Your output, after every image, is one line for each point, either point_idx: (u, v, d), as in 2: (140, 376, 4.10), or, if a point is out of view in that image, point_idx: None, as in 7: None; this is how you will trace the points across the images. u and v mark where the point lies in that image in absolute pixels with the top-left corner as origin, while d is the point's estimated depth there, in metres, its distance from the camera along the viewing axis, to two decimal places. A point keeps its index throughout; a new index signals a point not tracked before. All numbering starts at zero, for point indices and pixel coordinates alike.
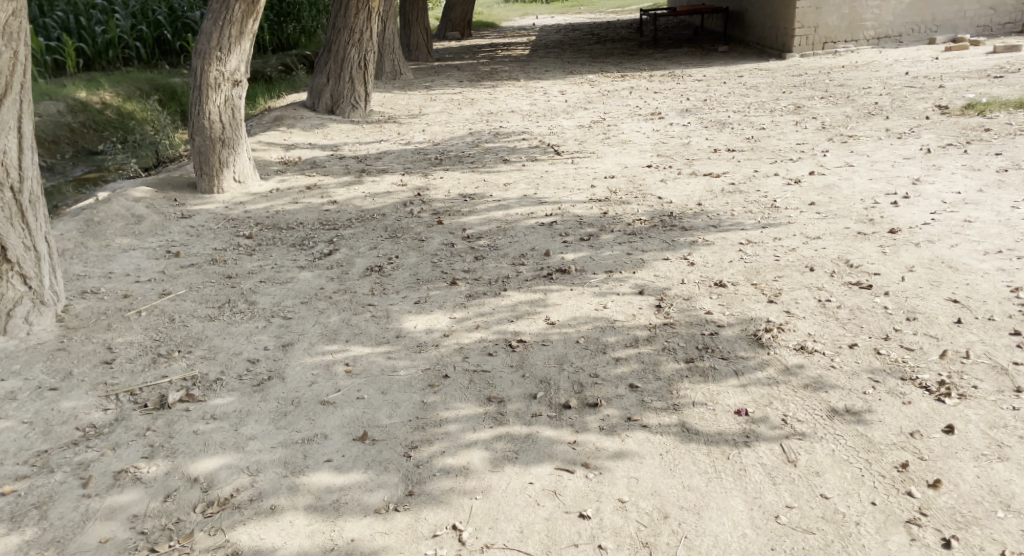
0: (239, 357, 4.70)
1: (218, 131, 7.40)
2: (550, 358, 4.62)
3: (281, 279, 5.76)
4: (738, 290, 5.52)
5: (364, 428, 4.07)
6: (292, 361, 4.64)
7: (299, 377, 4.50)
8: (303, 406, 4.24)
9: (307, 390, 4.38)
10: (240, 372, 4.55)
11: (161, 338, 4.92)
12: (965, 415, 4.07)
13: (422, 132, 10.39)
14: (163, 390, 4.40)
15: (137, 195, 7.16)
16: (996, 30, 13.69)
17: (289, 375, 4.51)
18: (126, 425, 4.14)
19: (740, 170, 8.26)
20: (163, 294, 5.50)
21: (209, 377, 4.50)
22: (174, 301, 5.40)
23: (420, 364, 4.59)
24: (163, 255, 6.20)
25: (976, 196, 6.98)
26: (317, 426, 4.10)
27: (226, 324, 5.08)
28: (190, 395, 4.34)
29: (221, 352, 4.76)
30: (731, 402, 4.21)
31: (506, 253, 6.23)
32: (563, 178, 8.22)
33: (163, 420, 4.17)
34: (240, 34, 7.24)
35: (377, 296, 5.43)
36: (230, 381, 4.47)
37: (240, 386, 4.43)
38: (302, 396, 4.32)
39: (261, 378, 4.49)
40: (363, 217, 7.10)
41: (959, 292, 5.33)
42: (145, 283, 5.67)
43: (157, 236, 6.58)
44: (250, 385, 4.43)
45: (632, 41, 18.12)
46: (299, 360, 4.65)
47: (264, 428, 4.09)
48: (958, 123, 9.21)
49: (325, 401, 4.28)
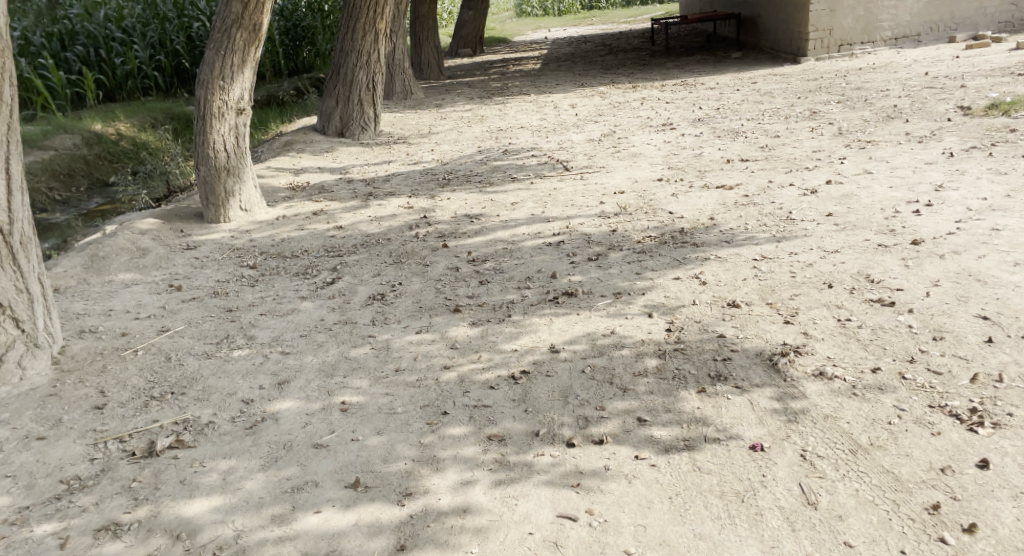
0: (233, 398, 4.51)
1: (223, 160, 7.25)
2: (554, 391, 4.40)
3: (282, 310, 5.55)
4: (753, 310, 5.29)
5: (357, 474, 3.88)
6: (287, 401, 4.45)
7: (294, 418, 4.30)
8: (295, 451, 4.05)
9: (300, 432, 4.19)
10: (233, 415, 4.37)
11: (156, 379, 4.74)
12: (1000, 447, 3.82)
13: (431, 152, 10.23)
14: (153, 436, 4.24)
15: (141, 228, 7.02)
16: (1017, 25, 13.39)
17: (283, 416, 4.32)
18: (112, 476, 3.98)
19: (755, 181, 8.02)
20: (161, 330, 5.31)
21: (200, 421, 4.33)
22: (172, 337, 5.20)
23: (419, 400, 4.39)
24: (164, 288, 6.02)
25: (1003, 202, 6.72)
26: (308, 472, 3.90)
27: (223, 362, 4.88)
28: (179, 442, 4.16)
29: (215, 393, 4.57)
30: (746, 436, 3.97)
31: (512, 276, 6.04)
32: (572, 195, 8.02)
33: (150, 470, 4.01)
34: (243, 63, 7.10)
35: (378, 326, 5.22)
36: (222, 424, 4.30)
37: (232, 429, 4.25)
38: (296, 440, 4.13)
39: (254, 420, 4.30)
40: (368, 243, 6.93)
41: (989, 308, 5.07)
42: (143, 319, 5.49)
43: (160, 269, 6.42)
44: (241, 428, 4.25)
45: (643, 51, 17.91)
46: (293, 400, 4.46)
47: (253, 477, 3.90)
48: (981, 124, 8.93)
49: (318, 444, 4.09)
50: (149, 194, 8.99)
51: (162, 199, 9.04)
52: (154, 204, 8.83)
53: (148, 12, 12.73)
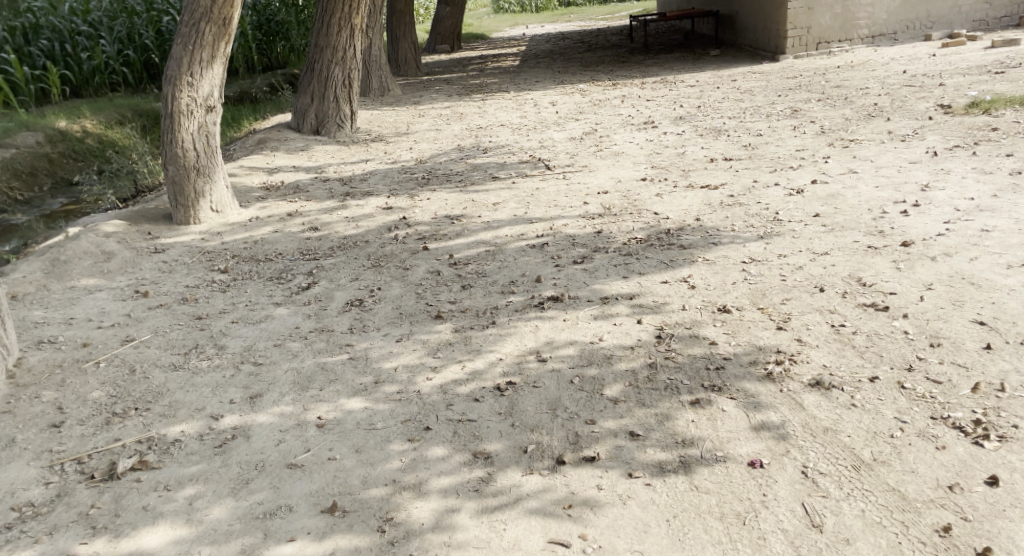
0: (201, 414, 4.27)
1: (192, 160, 7.00)
2: (542, 403, 4.20)
3: (254, 318, 5.31)
4: (745, 316, 5.11)
5: (334, 497, 3.66)
6: (259, 417, 4.21)
7: (266, 436, 4.07)
8: (268, 471, 3.83)
9: (273, 451, 3.96)
10: (201, 432, 4.13)
11: (119, 393, 4.49)
12: (1008, 463, 3.68)
13: (409, 150, 10.00)
14: (114, 456, 4.00)
15: (107, 230, 6.74)
16: (992, 24, 13.36)
17: (255, 433, 4.09)
18: (69, 502, 3.74)
19: (740, 180, 7.86)
20: (125, 340, 5.04)
21: (166, 440, 4.09)
22: (137, 348, 4.95)
23: (401, 414, 4.17)
24: (130, 295, 5.75)
25: (991, 202, 6.60)
26: (282, 495, 3.69)
27: (191, 375, 4.63)
28: (142, 463, 3.93)
29: (181, 408, 4.32)
30: (744, 452, 3.80)
31: (495, 280, 5.83)
32: (555, 195, 7.83)
33: (110, 495, 3.77)
34: (212, 58, 6.85)
35: (356, 334, 4.99)
36: (189, 442, 4.06)
37: (200, 448, 4.02)
38: (268, 459, 3.91)
39: (224, 438, 4.07)
40: (345, 245, 6.70)
41: (985, 313, 4.92)
42: (106, 328, 5.22)
43: (126, 274, 6.15)
44: (210, 447, 4.01)
45: (622, 48, 17.74)
46: (265, 415, 4.23)
47: (222, 502, 3.68)
48: (963, 123, 8.83)
49: (292, 464, 3.86)
50: (116, 195, 8.70)
51: (129, 200, 8.74)
52: (121, 204, 8.54)
53: (116, 5, 12.39)
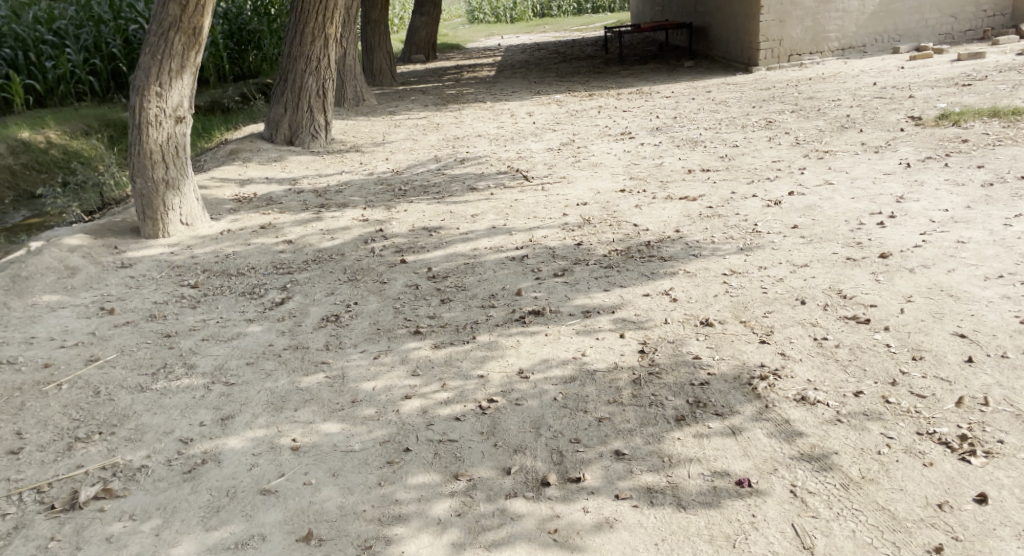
0: (169, 438, 4.13)
1: (161, 172, 6.86)
2: (525, 422, 4.11)
3: (225, 335, 5.16)
4: (727, 329, 5.06)
5: (310, 524, 3.55)
6: (231, 440, 4.08)
7: (238, 460, 3.94)
8: (240, 498, 3.71)
9: (245, 476, 3.84)
10: (170, 456, 4.00)
11: (82, 417, 4.34)
12: (995, 479, 3.65)
13: (385, 161, 9.89)
14: (76, 485, 3.86)
15: (71, 245, 6.58)
16: (956, 37, 13.56)
17: (226, 458, 3.97)
18: (27, 535, 3.61)
19: (718, 192, 7.82)
20: (90, 360, 4.89)
21: (131, 465, 3.95)
22: (102, 368, 4.79)
23: (379, 435, 4.07)
24: (94, 312, 5.59)
25: (965, 213, 6.61)
26: (255, 523, 3.57)
27: (159, 396, 4.48)
28: (106, 491, 3.80)
29: (149, 432, 4.18)
30: (731, 471, 3.74)
31: (474, 294, 5.75)
32: (533, 206, 7.75)
33: (71, 526, 3.64)
34: (181, 68, 6.72)
35: (332, 351, 4.86)
36: (156, 468, 3.93)
37: (168, 474, 3.89)
38: (240, 485, 3.79)
39: (193, 463, 3.94)
40: (320, 258, 6.58)
41: (965, 325, 4.89)
42: (70, 348, 5.06)
43: (90, 290, 5.99)
44: (179, 473, 3.88)
45: (596, 58, 17.75)
46: (238, 438, 4.10)
47: (191, 531, 3.55)
48: (934, 134, 8.87)
49: (266, 490, 3.74)
50: (81, 208, 8.53)
51: (95, 212, 8.57)
52: (86, 217, 8.37)
53: (82, 13, 12.20)
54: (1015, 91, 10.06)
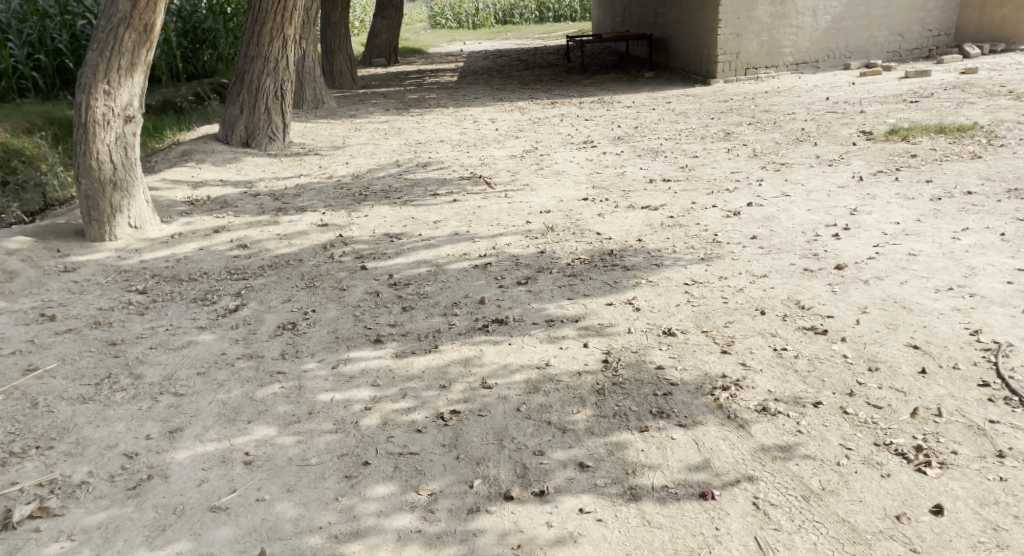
0: (113, 452, 3.99)
1: (108, 173, 6.72)
2: (488, 434, 4.08)
3: (175, 344, 4.97)
4: (689, 339, 5.08)
5: (262, 543, 3.48)
6: (179, 454, 3.97)
7: (187, 475, 3.84)
8: (188, 516, 3.61)
9: (194, 492, 3.74)
10: (113, 471, 3.88)
11: (18, 430, 4.17)
12: (950, 490, 3.70)
13: (346, 165, 9.80)
14: (11, 503, 3.73)
15: (11, 248, 6.39)
16: (904, 55, 13.88)
17: (173, 472, 3.86)
18: None
19: (678, 202, 7.88)
20: (28, 370, 4.69)
21: (71, 482, 3.82)
22: (41, 379, 4.60)
23: (337, 448, 3.99)
24: (35, 319, 5.39)
25: (916, 226, 6.73)
26: (204, 542, 3.49)
27: (102, 407, 4.32)
28: (43, 509, 3.67)
29: (91, 446, 4.04)
30: (694, 483, 3.75)
31: (437, 302, 5.71)
32: (496, 213, 7.74)
33: (5, 547, 3.52)
34: (131, 66, 6.60)
35: (288, 361, 4.75)
36: (98, 484, 3.81)
37: (111, 490, 3.77)
38: (189, 502, 3.69)
39: (138, 479, 3.82)
40: (277, 264, 6.49)
41: (918, 336, 4.97)
42: (7, 356, 4.86)
43: (32, 296, 5.80)
44: (123, 489, 3.77)
45: (558, 67, 17.82)
46: (186, 451, 3.99)
47: (135, 552, 3.46)
48: (884, 149, 9.04)
49: (216, 507, 3.65)
50: (22, 209, 8.32)
51: (36, 213, 8.36)
52: (27, 219, 8.17)
53: (26, 6, 11.92)
54: (961, 109, 10.30)
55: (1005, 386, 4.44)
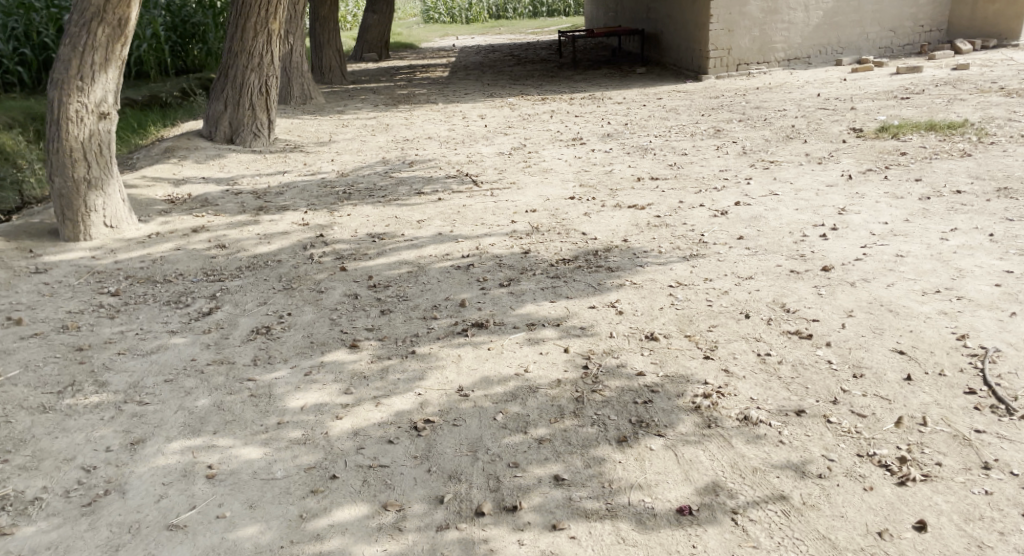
0: (70, 465, 3.88)
1: (82, 171, 6.59)
2: (461, 445, 3.98)
3: (143, 349, 4.86)
4: (672, 344, 4.98)
5: None
6: (138, 468, 3.85)
7: (145, 490, 3.72)
8: (144, 533, 3.50)
9: (152, 509, 3.62)
10: (68, 486, 3.76)
11: None
12: (934, 504, 3.62)
13: (331, 162, 9.67)
14: None
15: None
16: (896, 51, 13.81)
17: (132, 487, 3.74)
18: None
19: (666, 201, 7.78)
20: None
21: (25, 497, 3.71)
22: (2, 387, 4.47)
23: (305, 460, 3.88)
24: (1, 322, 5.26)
25: (904, 226, 6.65)
26: None
27: (63, 418, 4.20)
28: None
29: (48, 459, 3.92)
30: (671, 498, 3.66)
31: (417, 304, 5.60)
32: (481, 212, 7.63)
33: None
34: (105, 61, 6.46)
35: (260, 367, 4.64)
36: (52, 500, 3.69)
37: (65, 507, 3.65)
38: (146, 519, 3.57)
39: (94, 494, 3.71)
40: (254, 265, 6.37)
41: (904, 341, 4.88)
42: None
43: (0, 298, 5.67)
44: (78, 506, 3.65)
45: (551, 62, 17.70)
46: (147, 464, 3.87)
47: None
48: (874, 146, 8.96)
49: (173, 525, 3.54)
50: None
51: (13, 212, 8.23)
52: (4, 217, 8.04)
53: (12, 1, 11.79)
54: (952, 105, 10.22)
55: (991, 394, 4.36)
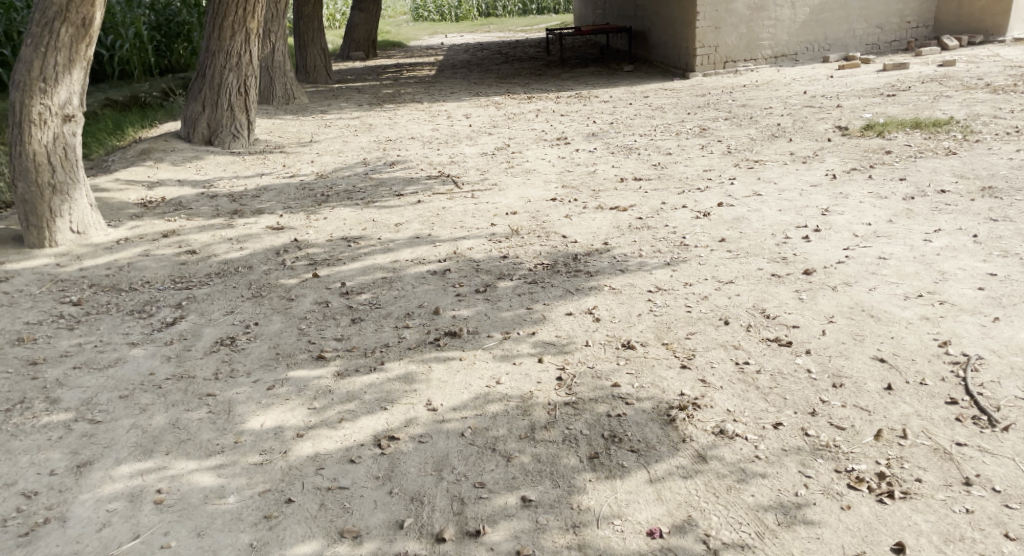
0: (11, 491, 3.72)
1: (47, 175, 6.42)
2: (426, 464, 3.85)
3: (101, 363, 4.70)
4: (648, 353, 4.86)
5: None
6: (83, 493, 3.70)
7: (87, 518, 3.57)
8: None
9: (94, 537, 3.48)
10: (8, 514, 3.61)
11: None
12: (913, 525, 3.51)
13: (310, 163, 9.51)
14: None
15: None
16: (883, 48, 13.74)
17: (75, 514, 3.60)
18: None
19: (649, 202, 7.66)
20: None
21: None
22: None
23: (261, 483, 3.75)
24: None
25: (887, 227, 6.55)
26: None
27: (9, 439, 4.05)
28: None
29: None
30: (642, 519, 3.54)
31: (389, 312, 5.46)
32: (461, 215, 7.49)
33: None
34: (69, 62, 6.29)
35: (221, 381, 4.49)
36: None
37: (3, 536, 3.51)
38: (87, 548, 3.43)
39: (34, 522, 3.56)
40: (224, 271, 6.22)
41: (885, 348, 4.78)
42: None
43: None
44: (16, 535, 3.50)
45: (538, 60, 17.57)
46: (92, 489, 3.72)
47: None
48: (859, 145, 8.86)
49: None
50: None
51: None
52: None
53: None
54: (937, 102, 10.14)
55: (973, 404, 4.26)
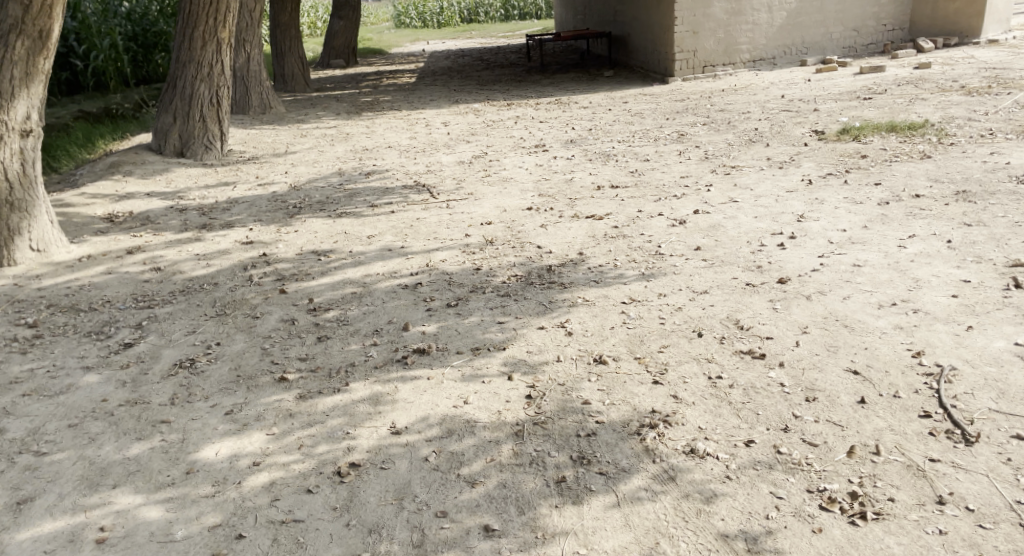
0: None
1: (5, 193, 6.26)
2: (387, 492, 3.74)
3: (53, 390, 4.57)
4: (620, 368, 4.77)
5: None
6: (23, 531, 3.57)
7: None
8: None
9: None
10: None
11: None
12: (885, 548, 3.43)
13: (284, 174, 9.37)
14: None
15: None
16: (860, 51, 13.74)
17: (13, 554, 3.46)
18: None
19: (625, 210, 7.58)
20: None
21: None
22: None
23: (213, 516, 3.63)
24: None
25: (862, 234, 6.49)
26: None
27: None
28: None
29: None
30: (608, 547, 3.45)
31: (357, 328, 5.34)
32: (435, 226, 7.37)
33: None
34: (27, 76, 6.14)
35: (177, 407, 4.36)
36: None
37: None
38: None
39: None
40: (189, 289, 6.08)
41: (859, 360, 4.70)
42: None
43: None
44: None
45: (518, 66, 17.49)
46: (33, 527, 3.59)
47: None
48: (835, 150, 8.82)
49: None
50: None
51: None
52: None
53: None
54: (913, 105, 10.13)
55: (947, 417, 4.18)
